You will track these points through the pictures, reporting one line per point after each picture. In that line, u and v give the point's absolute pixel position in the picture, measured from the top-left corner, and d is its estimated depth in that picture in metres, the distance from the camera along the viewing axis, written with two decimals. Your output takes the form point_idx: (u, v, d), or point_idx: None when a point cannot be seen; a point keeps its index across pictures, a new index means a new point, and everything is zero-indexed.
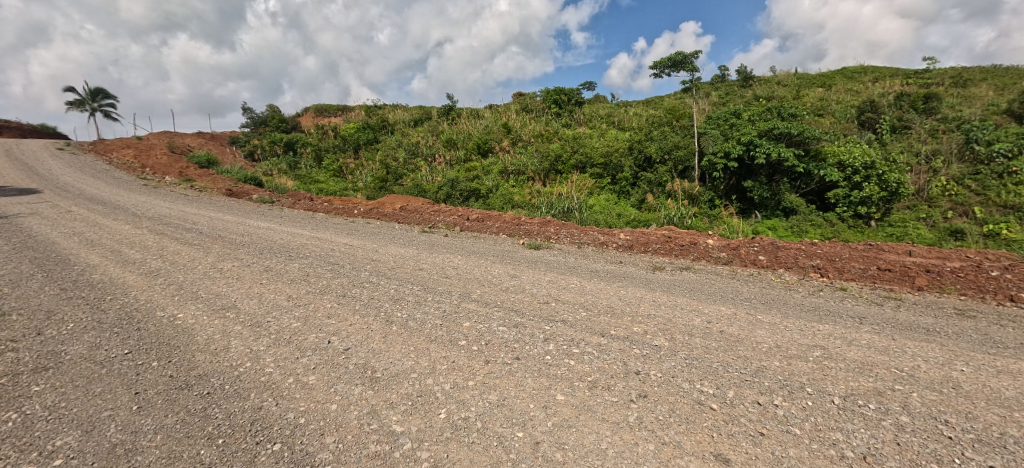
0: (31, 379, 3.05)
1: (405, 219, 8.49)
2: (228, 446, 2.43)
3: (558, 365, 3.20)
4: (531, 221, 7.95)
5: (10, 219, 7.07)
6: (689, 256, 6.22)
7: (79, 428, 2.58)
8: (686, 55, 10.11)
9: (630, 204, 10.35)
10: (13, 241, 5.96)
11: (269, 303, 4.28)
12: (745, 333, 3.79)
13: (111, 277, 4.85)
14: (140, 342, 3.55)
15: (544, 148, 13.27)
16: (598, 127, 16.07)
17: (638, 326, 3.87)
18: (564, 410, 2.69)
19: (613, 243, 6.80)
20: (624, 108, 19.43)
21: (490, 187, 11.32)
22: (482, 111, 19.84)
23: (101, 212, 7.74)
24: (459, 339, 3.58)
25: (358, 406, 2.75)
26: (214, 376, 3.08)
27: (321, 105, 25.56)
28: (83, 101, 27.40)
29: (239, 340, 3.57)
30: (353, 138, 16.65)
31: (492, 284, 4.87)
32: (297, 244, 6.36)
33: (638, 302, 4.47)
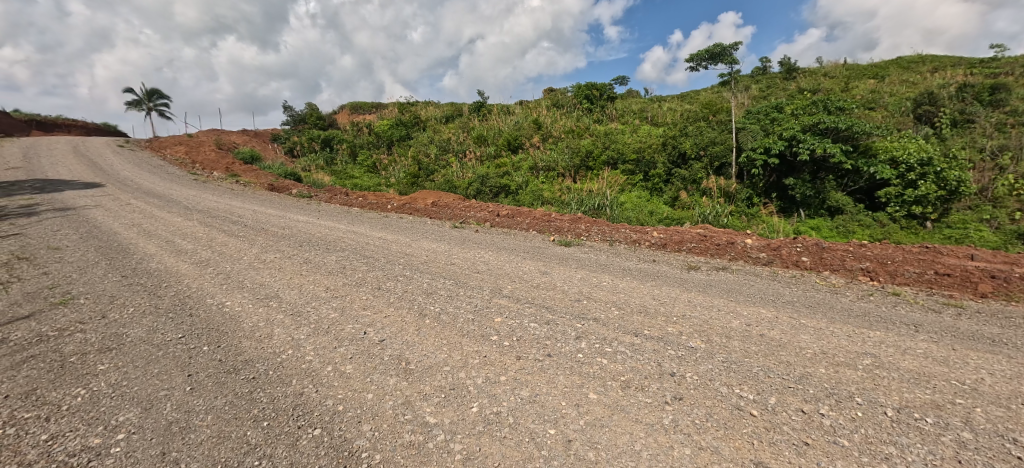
0: (97, 358, 3.30)
1: (436, 214, 8.63)
2: (272, 428, 2.55)
3: (590, 363, 3.17)
4: (562, 218, 7.88)
5: (78, 210, 7.68)
6: (726, 256, 6.01)
7: (139, 405, 2.77)
8: (725, 47, 9.72)
9: (663, 202, 10.10)
10: (81, 231, 6.46)
11: (308, 294, 4.44)
12: (788, 337, 3.63)
13: (165, 266, 5.18)
14: (192, 327, 3.77)
15: (575, 144, 13.13)
16: (630, 123, 15.72)
17: (673, 327, 3.77)
18: (597, 409, 2.66)
19: (646, 241, 6.66)
20: (658, 103, 18.92)
21: (520, 183, 11.31)
22: (513, 107, 19.83)
23: (156, 205, 8.28)
24: (490, 334, 3.60)
25: (393, 396, 2.82)
26: (258, 361, 3.24)
27: (356, 103, 26.27)
28: (141, 101, 29.28)
29: (281, 328, 3.74)
30: (386, 135, 17.04)
31: (523, 280, 4.87)
32: (334, 238, 6.58)
33: (673, 302, 4.35)
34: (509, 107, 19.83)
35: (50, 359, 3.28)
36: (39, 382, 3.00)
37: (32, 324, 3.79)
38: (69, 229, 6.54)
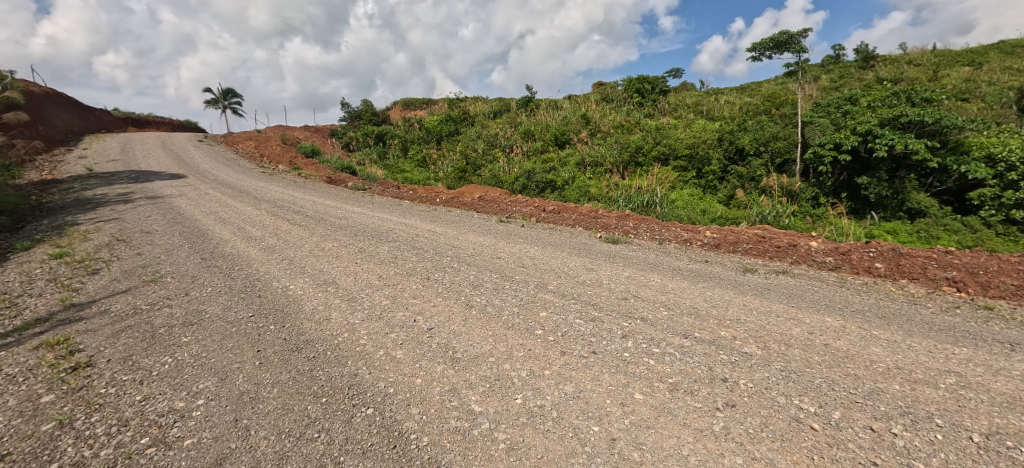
0: (182, 330, 3.70)
1: (483, 208, 8.77)
2: (330, 404, 2.73)
3: (637, 363, 3.10)
4: (609, 214, 7.73)
5: (166, 199, 8.56)
6: (786, 259, 5.63)
7: (216, 375, 3.07)
8: (792, 34, 9.04)
9: (716, 201, 9.63)
10: (168, 217, 7.21)
11: (362, 281, 4.68)
12: (856, 349, 3.34)
13: (238, 250, 5.68)
14: (260, 307, 4.11)
15: (624, 140, 12.81)
16: (683, 117, 15.06)
17: (726, 331, 3.60)
18: (643, 410, 2.60)
19: (698, 241, 6.38)
20: (714, 96, 17.97)
21: (566, 179, 11.20)
22: (560, 102, 19.65)
23: (231, 195, 9.06)
24: (535, 328, 3.62)
25: (440, 383, 2.92)
26: (318, 342, 3.47)
27: (407, 99, 27.15)
28: (217, 100, 32.04)
29: (338, 312, 3.98)
30: (436, 130, 17.51)
31: (568, 276, 4.84)
32: (386, 229, 6.87)
33: (727, 305, 4.14)
34: (556, 102, 19.67)
35: (144, 329, 3.71)
36: (134, 349, 3.40)
37: (129, 298, 4.29)
38: (158, 215, 7.33)
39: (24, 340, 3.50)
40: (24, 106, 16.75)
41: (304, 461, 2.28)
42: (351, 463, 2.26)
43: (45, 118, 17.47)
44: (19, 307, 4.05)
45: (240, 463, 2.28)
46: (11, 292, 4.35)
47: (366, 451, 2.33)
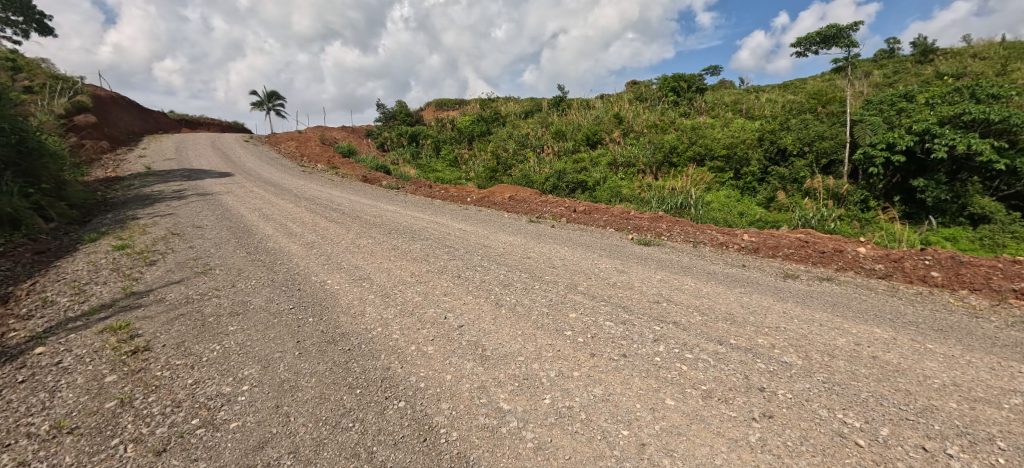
0: (230, 319, 3.94)
1: (513, 208, 8.81)
2: (364, 396, 2.83)
3: (668, 368, 3.03)
4: (641, 216, 7.57)
5: (215, 195, 9.11)
6: (831, 266, 5.34)
7: (259, 363, 3.25)
8: (842, 28, 8.55)
9: (755, 203, 9.25)
10: (216, 213, 7.66)
11: (396, 278, 4.82)
12: (908, 362, 3.13)
13: (280, 245, 5.97)
14: (300, 300, 4.31)
15: (658, 140, 12.53)
16: (721, 116, 14.55)
17: (764, 338, 3.46)
18: (674, 416, 2.54)
19: (735, 245, 6.16)
20: (755, 94, 17.25)
21: (598, 179, 11.08)
22: (592, 101, 19.43)
23: (273, 193, 9.52)
24: (564, 329, 3.61)
25: (469, 379, 2.96)
26: (353, 335, 3.60)
27: (440, 100, 27.61)
28: (263, 102, 33.71)
29: (372, 307, 4.11)
30: (468, 131, 17.74)
31: (599, 278, 4.79)
32: (418, 227, 7.03)
33: (765, 312, 3.97)
34: (588, 102, 19.47)
35: (195, 317, 3.97)
36: (186, 336, 3.65)
37: (182, 288, 4.60)
38: (208, 210, 7.81)
39: (92, 324, 3.82)
40: (93, 108, 18.21)
41: (339, 449, 2.37)
42: (383, 453, 2.34)
43: (111, 120, 18.92)
44: (87, 293, 4.43)
45: (281, 448, 2.40)
46: (80, 279, 4.75)
47: (397, 443, 2.41)
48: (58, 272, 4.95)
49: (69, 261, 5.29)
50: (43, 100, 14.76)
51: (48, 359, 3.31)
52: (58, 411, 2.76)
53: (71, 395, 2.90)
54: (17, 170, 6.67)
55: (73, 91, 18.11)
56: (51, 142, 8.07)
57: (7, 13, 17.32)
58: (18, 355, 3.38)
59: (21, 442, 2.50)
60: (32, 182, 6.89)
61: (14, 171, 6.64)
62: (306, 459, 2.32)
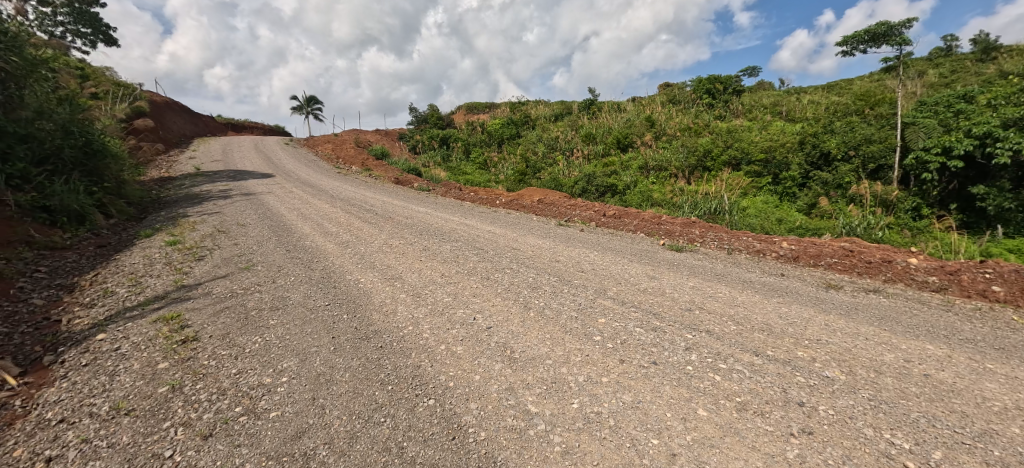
0: (270, 313, 4.14)
1: (542, 211, 8.81)
2: (395, 392, 2.91)
3: (701, 378, 2.95)
4: (673, 221, 7.41)
5: (257, 195, 9.58)
6: (878, 277, 5.05)
7: (297, 356, 3.39)
8: (893, 25, 8.09)
9: (795, 209, 8.86)
10: (258, 212, 8.05)
11: (426, 278, 4.93)
12: (965, 383, 2.92)
13: (317, 244, 6.21)
14: (335, 297, 4.47)
15: (691, 143, 12.22)
16: (759, 119, 14.02)
17: (804, 351, 3.31)
18: (707, 428, 2.48)
19: (772, 253, 5.93)
20: (796, 95, 16.55)
21: (628, 183, 10.92)
22: (623, 104, 19.17)
23: (311, 193, 9.92)
24: (593, 334, 3.58)
25: (497, 381, 2.99)
26: (385, 333, 3.70)
27: (470, 103, 27.97)
28: (302, 106, 35.21)
29: (403, 306, 4.22)
30: (497, 134, 17.89)
31: (629, 283, 4.73)
32: (449, 229, 7.15)
33: (805, 324, 3.80)
34: (619, 105, 19.22)
35: (239, 310, 4.20)
36: (230, 328, 3.86)
37: (227, 283, 4.87)
38: (250, 209, 8.22)
39: (147, 314, 4.11)
40: (149, 113, 19.53)
41: (371, 443, 2.45)
42: (413, 449, 2.40)
43: (165, 124, 20.25)
44: (143, 285, 4.76)
45: (316, 438, 2.51)
46: (136, 272, 5.11)
47: (427, 440, 2.46)
48: (117, 265, 5.34)
49: (127, 255, 5.70)
50: (108, 105, 15.97)
51: (108, 345, 3.59)
52: (116, 393, 2.98)
53: (129, 379, 3.13)
54: (84, 170, 7.23)
55: (133, 97, 19.48)
56: (113, 145, 8.73)
57: (79, 26, 18.89)
58: (83, 340, 3.67)
59: (86, 420, 2.72)
60: (95, 181, 7.47)
61: (82, 171, 7.21)
62: (340, 451, 2.41)
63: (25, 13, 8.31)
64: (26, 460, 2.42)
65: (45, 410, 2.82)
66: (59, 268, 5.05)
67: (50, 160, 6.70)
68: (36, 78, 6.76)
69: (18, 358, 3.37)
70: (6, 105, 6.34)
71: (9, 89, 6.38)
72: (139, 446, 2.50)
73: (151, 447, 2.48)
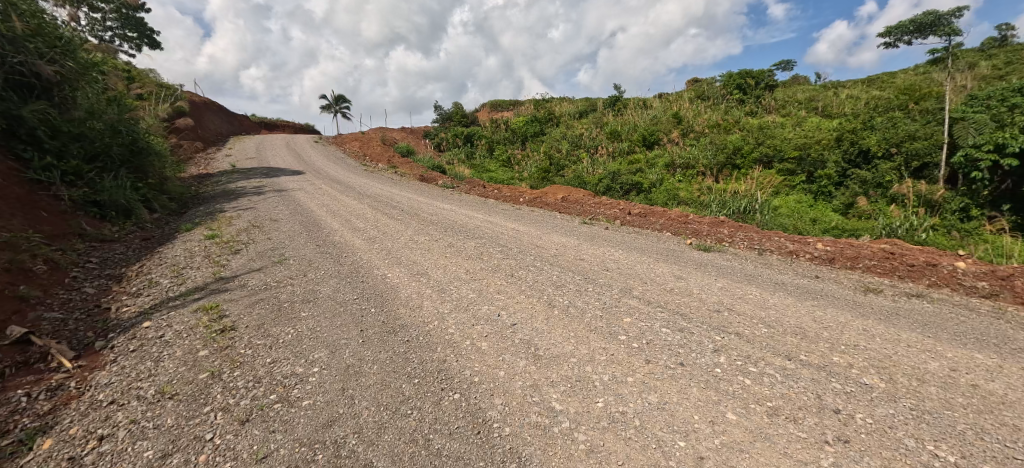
0: (302, 306, 4.29)
1: (566, 209, 8.78)
2: (421, 385, 2.97)
3: (730, 381, 2.89)
4: (701, 220, 7.24)
5: (288, 192, 9.91)
6: (921, 281, 4.80)
7: (327, 348, 3.51)
8: (942, 14, 7.64)
9: (831, 209, 8.49)
10: (289, 208, 8.33)
11: (451, 274, 5.00)
12: (1018, 395, 2.75)
13: (345, 239, 6.40)
14: (363, 291, 4.59)
15: (720, 140, 11.89)
16: (793, 115, 13.50)
17: (840, 356, 3.19)
18: (736, 432, 2.43)
19: (806, 254, 5.72)
20: (834, 89, 15.83)
21: (654, 181, 10.74)
22: (649, 100, 18.81)
23: (340, 190, 10.19)
24: (618, 333, 3.56)
25: (522, 377, 3.01)
26: (412, 328, 3.78)
27: (493, 101, 28.07)
28: (331, 105, 36.15)
29: (429, 301, 4.30)
30: (521, 131, 17.89)
31: (654, 283, 4.66)
32: (473, 226, 7.21)
33: (841, 328, 3.65)
34: (645, 101, 18.87)
35: (273, 302, 4.38)
36: (265, 319, 4.03)
37: (262, 275, 5.08)
38: (282, 205, 8.52)
39: (188, 304, 4.34)
40: (189, 112, 20.49)
41: (399, 434, 2.52)
42: (439, 442, 2.45)
43: (204, 122, 21.21)
44: (184, 277, 5.01)
45: (347, 427, 2.60)
46: (178, 264, 5.38)
47: (453, 433, 2.51)
48: (160, 257, 5.65)
49: (169, 248, 6.00)
50: (152, 106, 16.85)
51: (154, 332, 3.80)
52: (161, 378, 3.17)
53: (172, 365, 3.31)
54: (130, 167, 7.63)
55: (175, 98, 20.47)
56: (156, 143, 9.19)
57: (126, 30, 20.02)
58: (130, 327, 3.90)
59: (134, 403, 2.90)
60: (140, 178, 7.90)
61: (128, 168, 7.62)
62: (369, 440, 2.49)
63: (78, 18, 8.85)
64: (81, 438, 2.60)
65: (97, 392, 3.02)
66: (108, 260, 5.37)
67: (100, 157, 7.04)
68: (84, 81, 7.14)
69: (73, 343, 3.62)
70: (61, 106, 6.78)
71: (63, 92, 6.84)
72: (182, 428, 2.65)
73: (193, 430, 2.62)
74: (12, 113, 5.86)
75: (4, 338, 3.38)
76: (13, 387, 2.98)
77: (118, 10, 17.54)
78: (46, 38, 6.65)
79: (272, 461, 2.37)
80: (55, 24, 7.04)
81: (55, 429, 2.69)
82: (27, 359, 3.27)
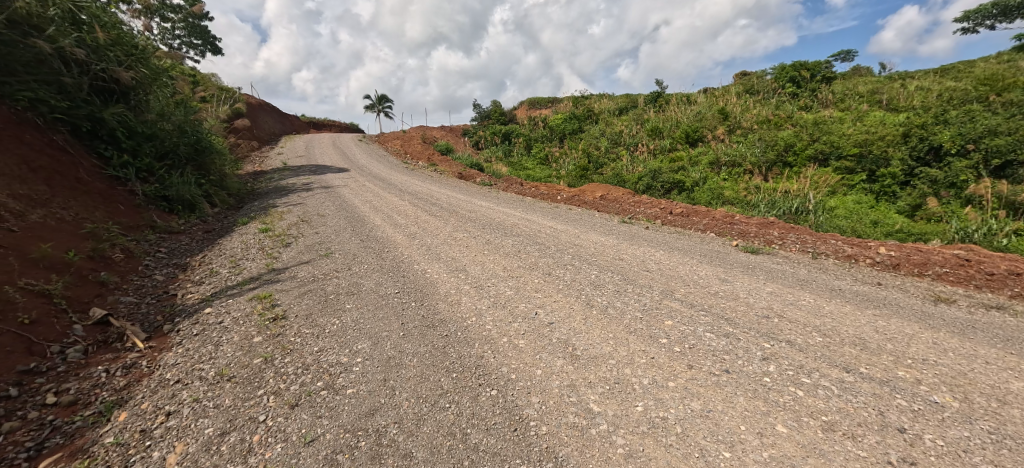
0: (346, 298, 4.48)
1: (604, 208, 8.64)
2: (459, 380, 3.03)
3: (781, 392, 2.74)
4: (748, 220, 6.91)
5: (334, 188, 10.36)
6: (1003, 291, 4.33)
7: (370, 339, 3.65)
8: None
9: (894, 211, 7.85)
10: (335, 204, 8.70)
11: (489, 271, 5.04)
12: None
13: (387, 235, 6.61)
14: (404, 285, 4.73)
15: (770, 137, 11.26)
16: (853, 110, 12.56)
17: (905, 371, 2.95)
18: (786, 445, 2.31)
19: (866, 259, 5.32)
20: (902, 81, 14.57)
21: (697, 180, 10.36)
22: (694, 95, 18.11)
23: (382, 187, 10.54)
24: (659, 336, 3.46)
25: (559, 377, 3.00)
26: (450, 323, 3.86)
27: (531, 99, 28.03)
28: (374, 105, 37.44)
29: (467, 297, 4.38)
30: (560, 129, 17.78)
31: (697, 285, 4.50)
32: (511, 224, 7.24)
33: (906, 341, 3.37)
34: (689, 96, 18.19)
35: (320, 294, 4.60)
36: (313, 309, 4.25)
37: (310, 267, 5.35)
38: (329, 201, 8.93)
39: (244, 293, 4.65)
40: (246, 113, 21.91)
41: (437, 426, 2.59)
42: (476, 437, 2.49)
43: (259, 123, 22.61)
44: (241, 267, 5.37)
45: (387, 417, 2.69)
46: (235, 255, 5.77)
47: (490, 429, 2.55)
48: (220, 248, 6.08)
49: (228, 240, 6.45)
50: (214, 108, 18.15)
51: (214, 318, 4.11)
52: (221, 361, 3.42)
53: (230, 349, 3.56)
54: (194, 164, 8.26)
55: (234, 100, 21.94)
56: (217, 142, 9.88)
57: (192, 38, 21.66)
58: (193, 313, 4.24)
59: (197, 382, 3.15)
60: (203, 175, 8.52)
61: (193, 165, 8.25)
62: (409, 431, 2.57)
63: (150, 28, 9.66)
64: (151, 412, 2.86)
65: (164, 371, 3.30)
66: (175, 250, 5.85)
67: (169, 155, 7.65)
68: (154, 85, 7.78)
69: (145, 325, 3.98)
70: (136, 109, 7.43)
71: (138, 95, 7.48)
72: (239, 409, 2.85)
73: (248, 411, 2.81)
74: (95, 115, 6.49)
75: (88, 318, 3.77)
76: (95, 364, 3.32)
77: (185, 20, 18.99)
78: (123, 47, 7.32)
79: (318, 444, 2.50)
80: (132, 34, 7.72)
81: (129, 403, 2.96)
82: (107, 338, 3.64)
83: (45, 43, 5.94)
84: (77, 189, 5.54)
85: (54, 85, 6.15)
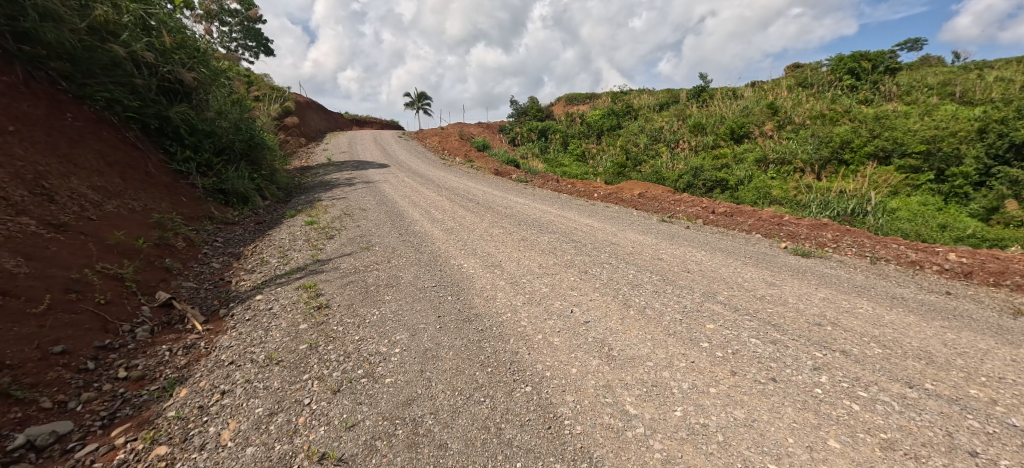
0: (386, 290, 4.62)
1: (643, 206, 8.43)
2: (493, 375, 3.06)
3: (833, 405, 2.58)
4: (798, 221, 6.54)
5: (374, 183, 10.71)
6: None
7: (408, 331, 3.75)
8: None
9: (966, 214, 7.19)
10: (375, 198, 9.00)
11: (525, 268, 5.05)
12: None
13: (425, 229, 6.77)
14: (441, 279, 4.83)
15: (824, 133, 10.57)
16: (920, 103, 11.56)
17: (978, 389, 2.71)
18: (838, 462, 2.18)
19: (932, 265, 4.91)
20: (980, 71, 13.26)
21: (742, 178, 9.91)
22: (741, 89, 17.30)
23: (420, 182, 10.79)
24: (700, 340, 3.35)
25: (594, 377, 2.97)
26: (485, 318, 3.90)
27: (568, 95, 27.77)
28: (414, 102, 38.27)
29: (503, 292, 4.41)
30: (597, 125, 17.50)
31: (742, 288, 4.31)
32: (546, 220, 7.23)
33: (980, 357, 3.08)
34: (736, 90, 17.39)
35: (362, 285, 4.78)
36: (354, 299, 4.42)
37: (352, 259, 5.57)
38: (369, 196, 9.23)
39: (292, 282, 4.90)
40: (295, 111, 23.03)
41: (471, 419, 2.63)
42: (510, 432, 2.52)
43: (307, 121, 23.71)
44: (289, 258, 5.67)
45: (424, 407, 2.76)
46: (283, 246, 6.10)
47: (524, 425, 2.56)
48: (270, 239, 6.44)
49: (277, 231, 6.82)
50: (266, 106, 19.22)
51: (264, 304, 4.37)
52: (270, 345, 3.63)
53: (278, 334, 3.78)
54: (247, 159, 8.77)
55: (285, 98, 23.13)
56: (268, 138, 10.44)
57: (248, 41, 22.99)
58: (246, 299, 4.52)
59: (249, 364, 3.37)
60: (255, 169, 9.04)
61: (246, 160, 8.77)
62: (444, 422, 2.63)
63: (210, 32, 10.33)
64: (208, 390, 3.08)
65: (220, 352, 3.55)
66: (230, 240, 6.26)
67: (225, 150, 8.17)
68: (212, 85, 8.31)
69: (203, 308, 4.29)
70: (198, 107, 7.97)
71: (200, 95, 8.03)
72: (286, 391, 3.02)
73: (295, 394, 2.97)
74: (162, 114, 7.03)
75: (154, 300, 4.11)
76: (160, 342, 3.62)
77: (242, 23, 20.18)
78: (186, 50, 7.87)
79: (359, 430, 2.61)
80: (194, 38, 8.27)
81: (189, 380, 3.21)
82: (170, 320, 3.95)
83: (120, 48, 6.46)
84: (146, 182, 6.03)
85: (127, 86, 6.72)
